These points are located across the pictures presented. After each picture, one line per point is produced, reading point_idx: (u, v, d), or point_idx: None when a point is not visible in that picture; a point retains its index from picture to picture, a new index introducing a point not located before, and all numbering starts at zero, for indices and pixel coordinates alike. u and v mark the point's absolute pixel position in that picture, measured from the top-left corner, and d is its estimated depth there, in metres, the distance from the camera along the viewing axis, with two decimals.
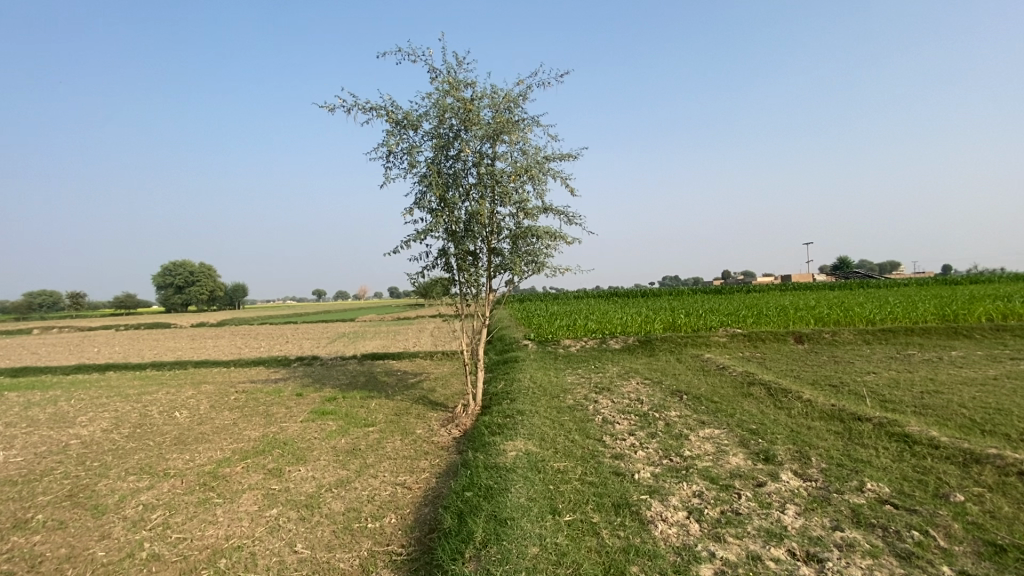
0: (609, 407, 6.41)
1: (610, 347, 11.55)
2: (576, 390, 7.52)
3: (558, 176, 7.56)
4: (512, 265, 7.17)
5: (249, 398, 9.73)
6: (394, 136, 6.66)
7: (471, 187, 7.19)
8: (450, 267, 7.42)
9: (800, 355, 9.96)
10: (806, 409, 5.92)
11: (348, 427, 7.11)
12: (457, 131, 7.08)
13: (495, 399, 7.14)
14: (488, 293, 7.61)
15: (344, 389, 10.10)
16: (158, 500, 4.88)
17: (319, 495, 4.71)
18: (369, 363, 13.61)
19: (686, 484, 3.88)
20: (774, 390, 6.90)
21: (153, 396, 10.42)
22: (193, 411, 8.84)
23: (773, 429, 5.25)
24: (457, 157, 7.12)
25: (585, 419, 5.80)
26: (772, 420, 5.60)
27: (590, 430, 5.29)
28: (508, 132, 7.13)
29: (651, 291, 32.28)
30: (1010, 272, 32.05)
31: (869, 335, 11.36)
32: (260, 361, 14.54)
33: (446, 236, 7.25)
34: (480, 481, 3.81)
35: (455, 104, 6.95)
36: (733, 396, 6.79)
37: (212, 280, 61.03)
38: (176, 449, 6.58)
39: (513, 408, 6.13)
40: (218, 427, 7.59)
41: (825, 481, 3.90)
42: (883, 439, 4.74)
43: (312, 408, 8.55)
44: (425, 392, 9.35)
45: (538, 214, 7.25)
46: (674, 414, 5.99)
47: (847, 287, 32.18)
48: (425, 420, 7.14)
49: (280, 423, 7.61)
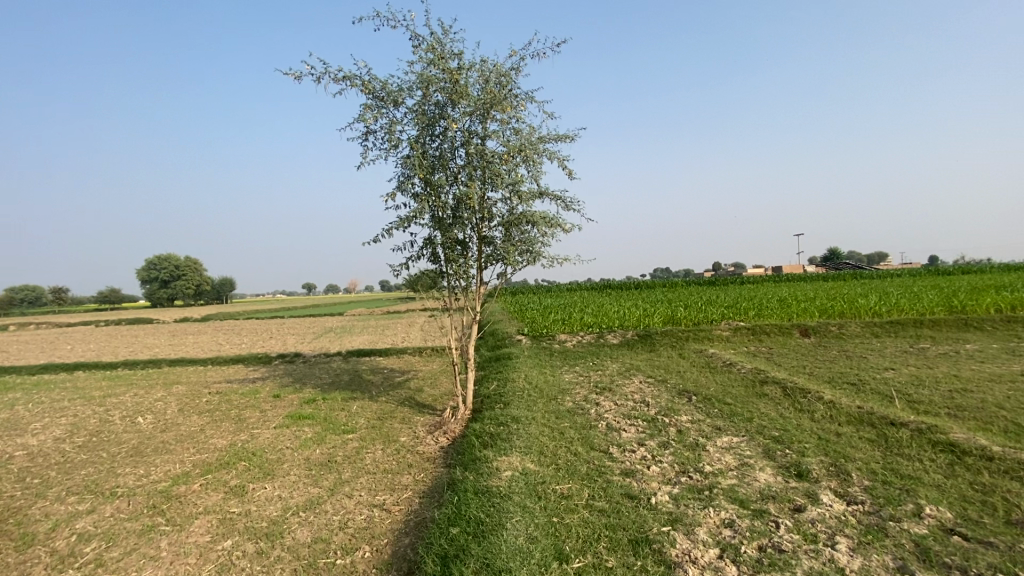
0: (612, 411, 5.80)
1: (608, 342, 10.94)
2: (574, 391, 6.91)
3: (554, 157, 6.93)
4: (505, 255, 6.54)
5: (222, 401, 9.03)
6: (372, 110, 5.96)
7: (460, 170, 6.54)
8: (436, 257, 6.77)
9: (809, 350, 9.42)
10: (831, 412, 5.34)
11: (325, 434, 6.45)
12: (442, 107, 6.38)
13: (487, 402, 6.52)
14: (478, 286, 6.96)
15: (325, 390, 9.40)
16: (96, 528, 4.21)
17: (282, 521, 4.07)
18: (355, 360, 12.90)
19: (713, 511, 3.28)
20: (790, 389, 6.32)
21: (119, 399, 9.66)
22: (158, 416, 8.12)
23: (799, 437, 4.67)
24: (444, 135, 6.44)
25: (586, 426, 5.19)
26: (795, 425, 5.02)
27: (594, 440, 4.68)
28: (499, 108, 6.47)
29: (645, 284, 31.36)
30: (1004, 263, 30.78)
31: (877, 328, 10.88)
32: (240, 360, 13.78)
33: (432, 223, 6.58)
34: (468, 512, 3.19)
35: (440, 75, 6.27)
36: (745, 397, 6.21)
37: (198, 274, 59.70)
38: (130, 462, 5.89)
39: (506, 414, 5.49)
40: (182, 435, 6.90)
41: (874, 504, 3.32)
42: (926, 449, 4.20)
43: (288, 412, 7.86)
44: (412, 392, 8.69)
45: (534, 199, 6.62)
46: (685, 419, 5.38)
47: (836, 279, 30.35)
48: (410, 426, 6.49)
49: (250, 430, 6.94)
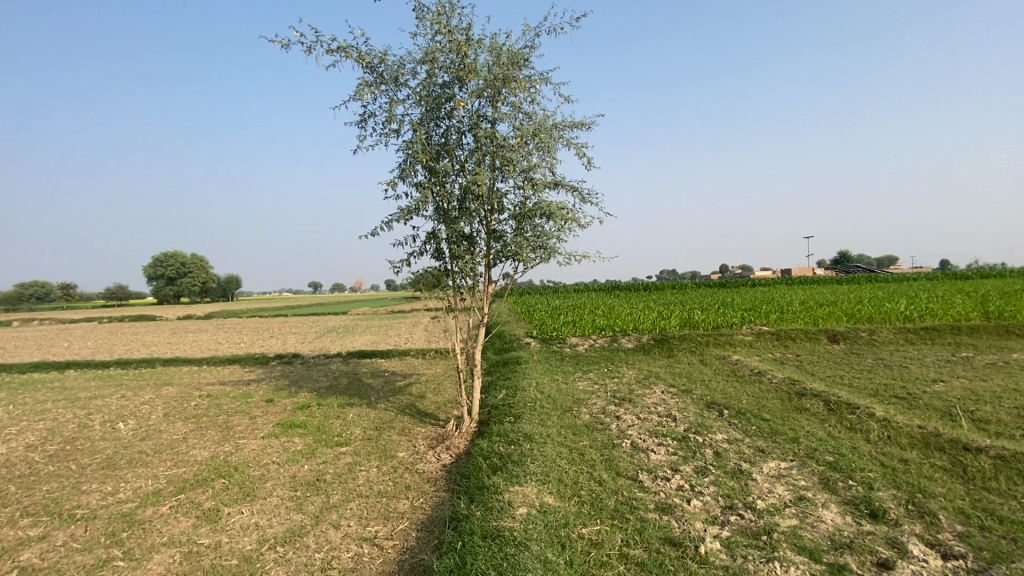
0: (635, 426, 5.18)
1: (622, 347, 10.30)
2: (591, 402, 6.28)
3: (573, 145, 6.30)
4: (517, 251, 5.91)
5: (211, 405, 8.45)
6: (370, 88, 5.32)
7: (468, 156, 5.93)
8: (440, 253, 6.16)
9: (841, 357, 8.75)
10: (888, 432, 4.70)
11: (316, 446, 5.85)
12: (449, 85, 5.75)
13: (495, 413, 5.91)
14: (486, 285, 6.34)
15: (321, 395, 8.80)
16: (42, 562, 3.62)
17: (256, 559, 3.46)
18: (355, 362, 12.30)
19: (780, 566, 2.65)
20: (834, 403, 5.64)
21: (103, 402, 9.09)
22: (141, 422, 7.56)
23: (860, 464, 4.03)
24: (450, 118, 5.82)
25: (608, 445, 4.56)
26: (851, 448, 4.38)
27: (620, 465, 4.05)
28: (512, 88, 5.84)
29: (654, 284, 31.03)
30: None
31: (912, 335, 10.17)
32: (237, 360, 13.22)
33: (435, 215, 5.97)
34: (476, 567, 2.58)
35: (446, 49, 5.63)
36: (783, 411, 5.57)
37: (204, 272, 59.45)
38: (99, 477, 5.31)
39: (517, 430, 4.85)
40: (162, 445, 6.31)
41: (980, 561, 2.71)
42: (1018, 486, 3.58)
43: (279, 419, 7.26)
44: (413, 399, 8.06)
45: (549, 189, 6.00)
46: (720, 438, 4.72)
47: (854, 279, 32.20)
48: (409, 438, 5.89)
49: (236, 440, 6.35)
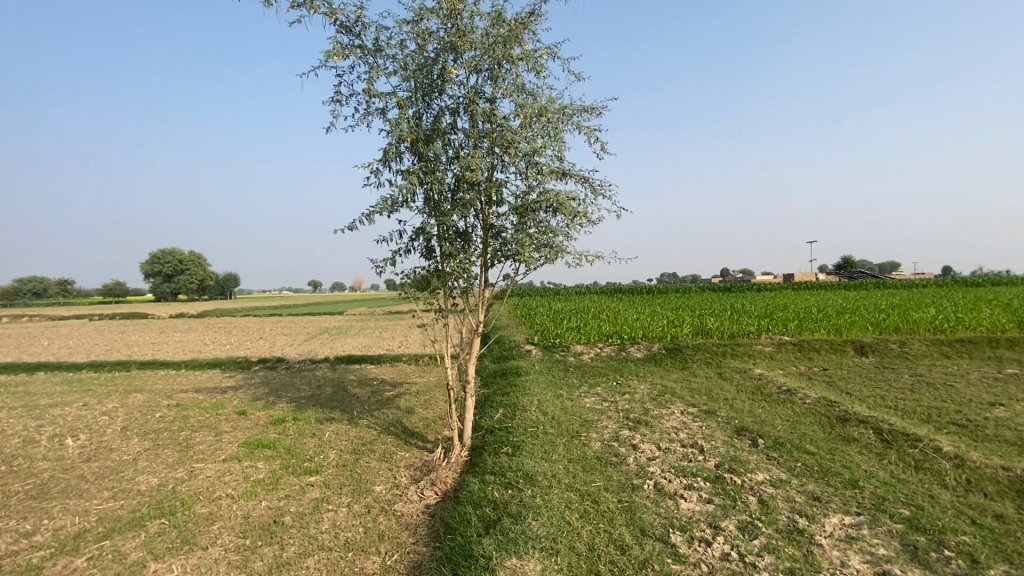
0: (656, 460, 4.36)
1: (630, 356, 9.50)
2: (601, 425, 5.46)
3: (584, 128, 5.48)
4: (518, 250, 5.08)
5: (177, 417, 7.61)
6: (345, 53, 4.47)
7: (462, 138, 5.09)
8: (430, 252, 5.35)
9: (873, 372, 7.94)
10: (966, 476, 3.88)
11: (281, 474, 5.02)
12: (441, 54, 4.91)
13: (490, 439, 5.09)
14: (483, 288, 5.50)
15: (299, 407, 7.98)
16: None
17: None
18: (342, 369, 11.47)
19: None
20: (888, 432, 4.80)
21: (60, 411, 8.25)
22: (95, 436, 6.74)
23: (948, 523, 3.22)
24: (441, 93, 4.98)
25: (627, 488, 3.75)
26: (928, 499, 3.55)
27: (646, 520, 3.22)
28: (514, 58, 5.00)
29: (658, 288, 30.56)
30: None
31: (947, 348, 9.35)
32: (218, 364, 12.39)
33: (424, 207, 5.13)
34: None
35: (437, 12, 4.81)
36: (829, 442, 4.74)
37: (201, 269, 58.71)
38: (21, 511, 4.49)
39: (517, 466, 4.04)
40: (107, 468, 5.48)
41: None
42: None
43: (247, 437, 6.42)
44: (400, 414, 7.24)
45: (555, 178, 5.18)
46: (763, 480, 3.90)
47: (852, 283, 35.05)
48: (390, 467, 5.06)
49: (193, 463, 5.52)
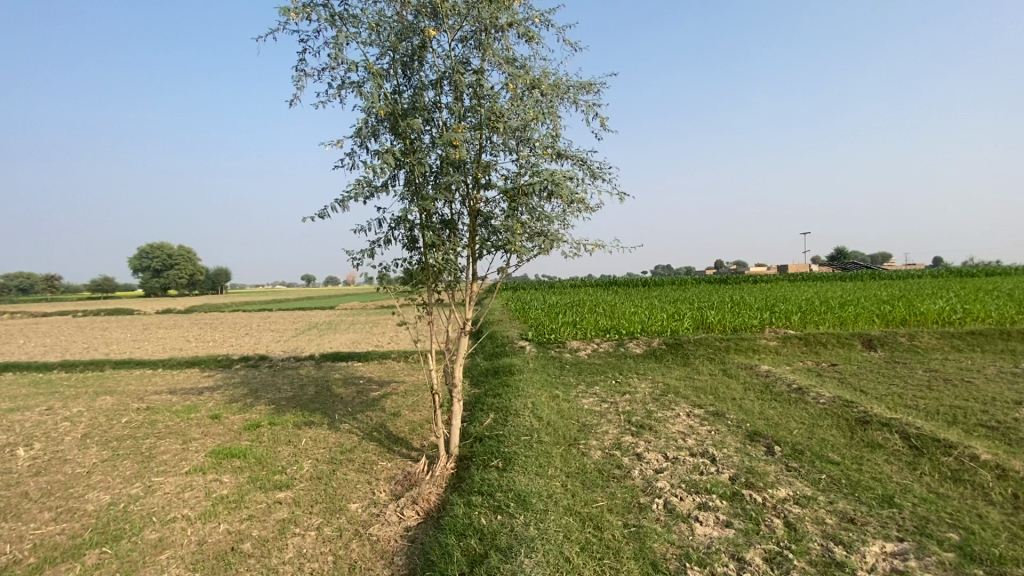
0: (665, 473, 3.89)
1: (629, 352, 9.05)
2: (601, 430, 4.99)
3: (580, 102, 4.97)
4: (508, 238, 4.57)
5: (145, 422, 7.09)
6: (306, 13, 3.91)
7: (444, 113, 4.56)
8: (412, 241, 4.82)
9: (885, 368, 7.54)
10: (1014, 490, 3.44)
11: (247, 490, 4.52)
12: (420, 18, 4.37)
13: (480, 449, 4.61)
14: (472, 282, 4.99)
15: (277, 410, 7.47)
16: None
17: None
18: (327, 366, 10.98)
19: None
20: (917, 437, 4.37)
21: (19, 416, 7.69)
22: (52, 445, 6.21)
23: (1004, 549, 2.78)
24: (421, 61, 4.44)
25: (634, 509, 3.28)
26: (976, 519, 3.12)
27: (659, 552, 2.75)
28: (502, 23, 4.46)
29: (654, 280, 30.15)
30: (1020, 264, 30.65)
31: (958, 341, 8.97)
32: (198, 362, 11.82)
33: (404, 192, 4.60)
34: None
35: None
36: (853, 450, 4.30)
37: (191, 264, 57.79)
38: None
39: (508, 484, 3.55)
40: (56, 483, 4.96)
41: None
42: None
43: (217, 444, 5.91)
44: (384, 417, 6.74)
45: (550, 158, 4.67)
46: (785, 497, 3.45)
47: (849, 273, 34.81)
48: (369, 480, 4.57)
49: (153, 476, 5.01)
